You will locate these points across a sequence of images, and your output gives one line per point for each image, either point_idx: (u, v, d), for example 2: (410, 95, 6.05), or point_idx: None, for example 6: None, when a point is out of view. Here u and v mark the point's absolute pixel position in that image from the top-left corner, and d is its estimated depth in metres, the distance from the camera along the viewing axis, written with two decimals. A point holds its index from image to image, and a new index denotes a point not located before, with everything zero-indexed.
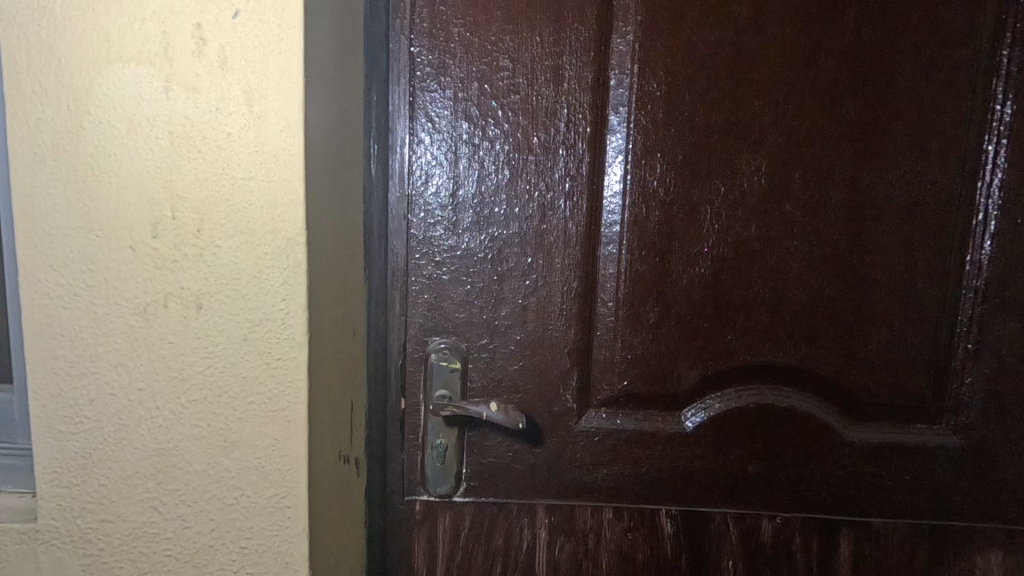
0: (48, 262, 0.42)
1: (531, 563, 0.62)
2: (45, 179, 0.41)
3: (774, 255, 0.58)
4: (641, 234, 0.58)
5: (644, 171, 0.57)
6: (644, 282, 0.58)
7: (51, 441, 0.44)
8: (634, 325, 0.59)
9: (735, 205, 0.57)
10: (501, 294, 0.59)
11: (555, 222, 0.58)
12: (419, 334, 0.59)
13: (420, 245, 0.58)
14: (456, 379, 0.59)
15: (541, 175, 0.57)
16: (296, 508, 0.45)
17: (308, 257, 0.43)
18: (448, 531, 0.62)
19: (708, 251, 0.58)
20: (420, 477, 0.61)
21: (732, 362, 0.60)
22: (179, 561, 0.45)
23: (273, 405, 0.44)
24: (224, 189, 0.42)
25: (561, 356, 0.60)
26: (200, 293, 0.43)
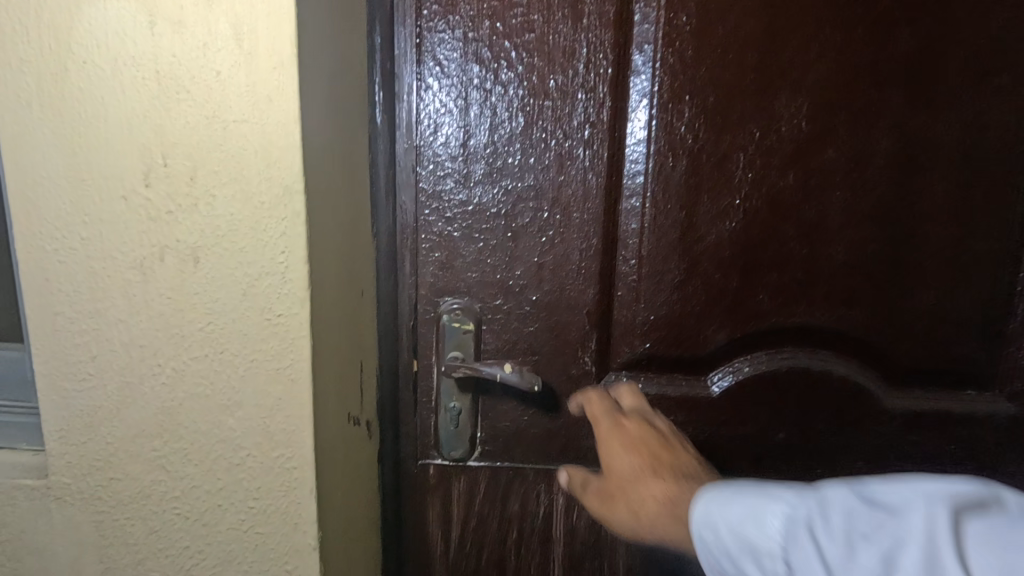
0: (42, 215, 0.41)
1: (548, 528, 0.62)
2: (32, 125, 0.39)
3: (813, 207, 0.53)
4: (667, 186, 0.53)
5: (672, 116, 0.52)
6: (670, 238, 0.54)
7: (57, 398, 0.43)
8: (658, 284, 0.56)
9: (771, 152, 0.52)
10: (515, 252, 0.55)
11: (573, 175, 0.54)
12: (430, 294, 0.57)
13: (429, 200, 0.55)
14: (469, 340, 0.57)
15: (558, 123, 0.53)
16: (302, 469, 0.44)
17: (307, 206, 0.40)
18: (464, 495, 0.61)
19: (739, 204, 0.53)
20: (433, 441, 0.60)
21: (763, 324, 0.56)
22: (189, 520, 0.45)
23: (276, 363, 0.42)
24: (216, 134, 0.39)
25: (579, 317, 0.57)
26: (197, 246, 0.41)
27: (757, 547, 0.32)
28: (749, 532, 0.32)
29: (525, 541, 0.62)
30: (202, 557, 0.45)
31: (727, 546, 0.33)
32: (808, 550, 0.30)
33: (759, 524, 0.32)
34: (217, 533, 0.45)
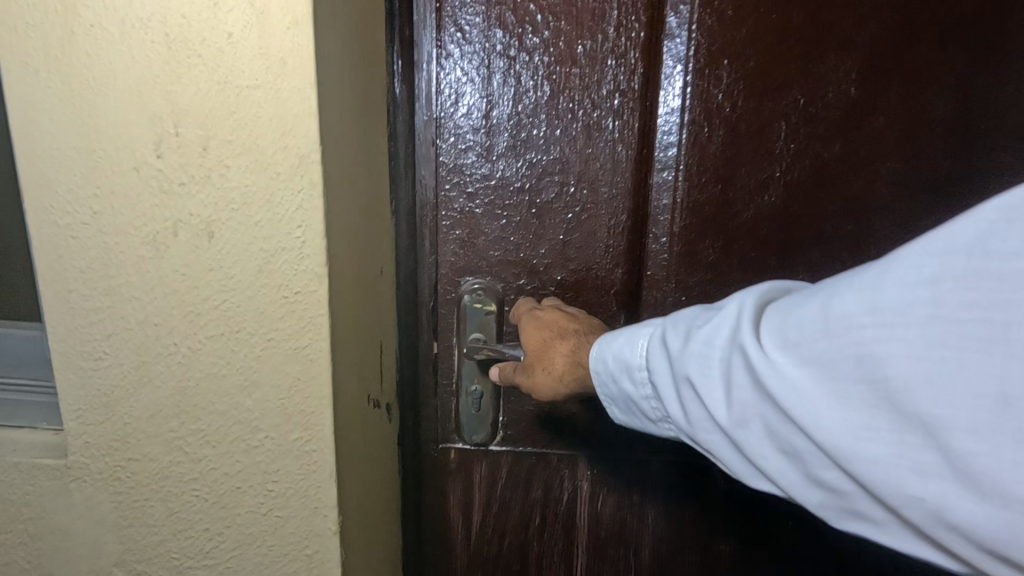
0: (54, 188, 0.39)
1: (572, 514, 0.60)
2: (40, 93, 0.38)
3: (860, 180, 0.50)
4: (701, 158, 0.50)
5: (708, 83, 0.49)
6: (704, 214, 0.51)
7: (73, 377, 0.42)
8: (691, 264, 0.53)
9: (815, 120, 0.49)
10: (540, 228, 0.53)
11: (600, 147, 0.51)
12: (451, 274, 0.55)
13: (450, 174, 0.52)
14: (491, 322, 0.55)
15: (585, 91, 0.50)
16: (322, 452, 0.42)
17: (324, 177, 0.38)
18: (485, 480, 0.59)
19: (780, 176, 0.50)
20: (454, 424, 0.58)
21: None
22: (208, 502, 0.44)
23: (293, 342, 0.41)
24: (229, 101, 0.37)
25: (606, 297, 0.54)
26: (211, 220, 0.39)
27: (627, 364, 0.41)
28: (621, 350, 0.42)
29: (548, 527, 0.61)
30: (221, 539, 0.45)
31: (609, 369, 0.42)
32: (658, 353, 0.39)
33: (628, 345, 0.41)
34: (235, 516, 0.44)
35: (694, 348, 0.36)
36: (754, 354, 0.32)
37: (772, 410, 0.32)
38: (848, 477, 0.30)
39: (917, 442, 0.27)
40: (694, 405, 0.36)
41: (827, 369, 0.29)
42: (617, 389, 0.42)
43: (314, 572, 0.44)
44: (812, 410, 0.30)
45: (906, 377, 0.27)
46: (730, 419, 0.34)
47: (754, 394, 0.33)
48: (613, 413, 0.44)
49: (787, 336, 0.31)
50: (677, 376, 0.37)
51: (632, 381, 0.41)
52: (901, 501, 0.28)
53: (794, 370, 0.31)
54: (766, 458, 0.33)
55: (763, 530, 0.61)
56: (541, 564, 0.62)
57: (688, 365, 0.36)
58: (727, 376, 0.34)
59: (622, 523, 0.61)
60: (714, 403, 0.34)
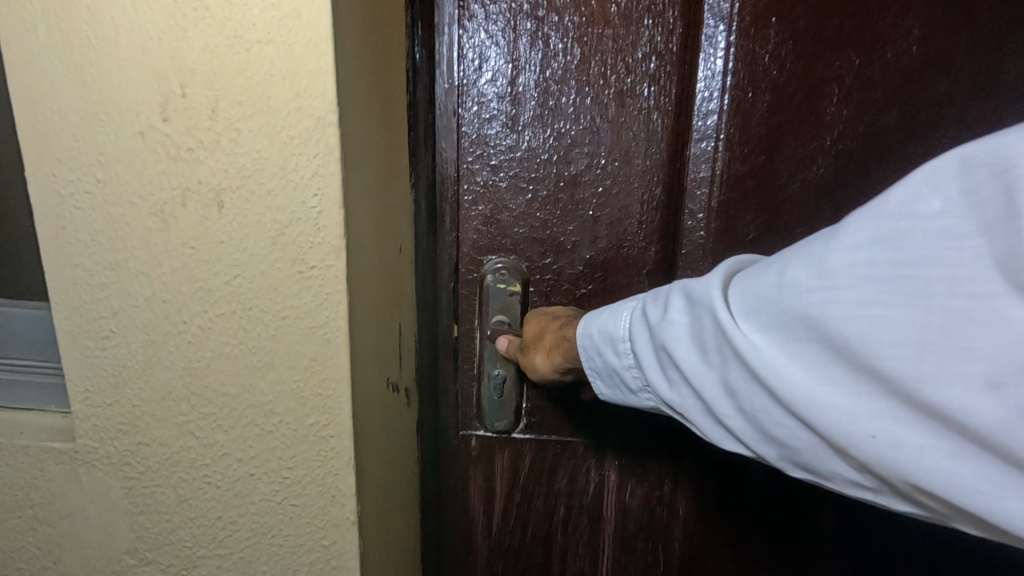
0: (55, 156, 0.37)
1: (598, 507, 0.58)
2: (39, 51, 0.35)
3: (921, 149, 0.47)
4: (745, 127, 0.47)
5: (754, 45, 0.45)
6: (746, 187, 0.48)
7: (80, 357, 0.40)
8: (731, 242, 0.49)
9: (871, 84, 0.46)
10: (568, 204, 0.50)
11: (633, 115, 0.48)
12: (473, 253, 0.52)
13: (473, 146, 0.49)
14: (515, 303, 0.52)
15: (618, 55, 0.47)
16: (340, 438, 0.40)
17: (342, 142, 0.35)
18: (508, 470, 0.57)
19: (831, 146, 0.47)
20: (476, 411, 0.55)
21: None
22: (220, 490, 0.42)
23: (309, 321, 0.38)
24: (239, 58, 0.34)
25: (638, 278, 0.51)
26: (221, 189, 0.36)
27: (612, 335, 0.41)
28: (607, 323, 0.42)
29: (572, 519, 0.58)
30: (234, 528, 0.42)
31: (595, 341, 0.42)
32: (638, 322, 0.39)
33: (612, 316, 0.42)
34: (249, 504, 0.42)
35: (668, 314, 0.36)
36: (724, 316, 0.33)
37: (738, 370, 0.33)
38: (806, 430, 0.31)
39: (864, 390, 0.29)
40: (671, 370, 0.37)
41: (789, 326, 0.30)
42: (603, 361, 0.42)
43: (332, 564, 0.42)
44: (775, 365, 0.31)
45: (859, 328, 0.28)
46: (702, 382, 0.35)
47: (723, 355, 0.33)
48: (601, 387, 0.44)
49: (753, 299, 0.32)
50: (655, 342, 0.37)
51: (616, 351, 0.41)
52: (848, 446, 0.29)
53: (759, 330, 0.32)
54: (734, 416, 0.35)
55: (802, 527, 0.57)
56: (566, 557, 0.59)
57: (660, 328, 0.37)
58: (699, 340, 0.35)
59: (651, 516, 0.58)
60: (688, 367, 0.35)
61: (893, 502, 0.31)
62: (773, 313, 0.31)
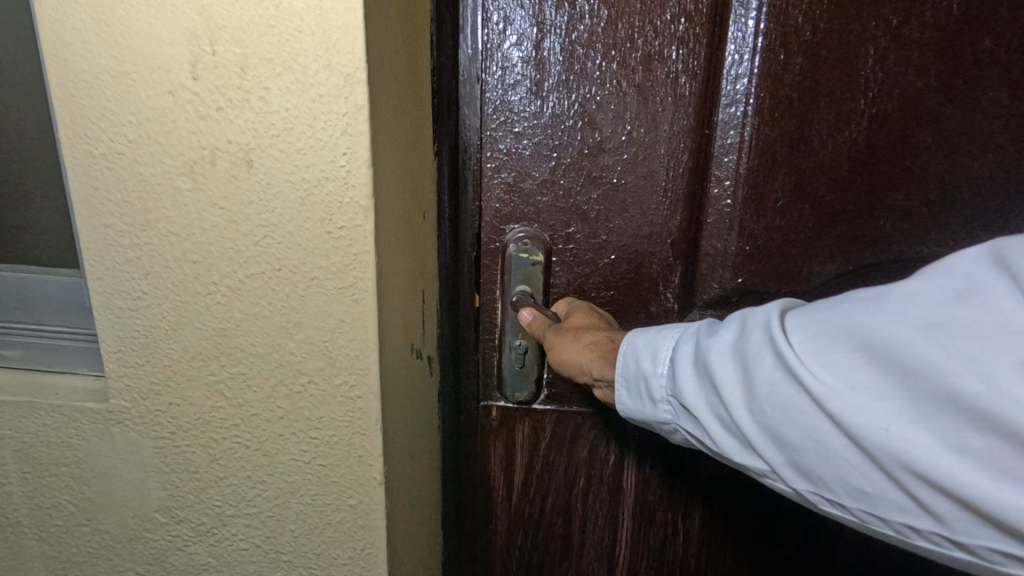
0: (87, 115, 0.37)
1: (618, 478, 0.58)
2: (69, 9, 0.35)
3: (957, 112, 0.47)
4: (777, 90, 0.47)
5: (786, 4, 0.45)
6: (776, 151, 0.48)
7: (112, 317, 0.41)
8: (759, 209, 0.49)
9: (908, 44, 0.46)
10: (592, 172, 0.49)
11: (660, 78, 0.47)
12: (495, 222, 0.51)
13: (497, 112, 0.49)
14: (537, 272, 0.52)
15: (648, 18, 0.46)
16: (366, 399, 0.40)
17: (370, 99, 0.35)
18: (529, 440, 0.57)
19: (866, 108, 0.47)
20: (496, 382, 0.56)
21: (881, 257, 0.50)
22: (249, 449, 0.42)
23: (338, 282, 0.38)
24: (268, 13, 0.34)
25: (662, 248, 0.51)
26: (250, 148, 0.36)
27: (650, 343, 0.41)
28: (650, 334, 0.42)
29: (592, 490, 0.58)
30: (263, 487, 0.43)
31: (628, 347, 0.42)
32: (682, 333, 0.40)
33: (653, 328, 0.42)
34: (278, 464, 0.42)
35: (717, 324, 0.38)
36: (772, 324, 0.34)
37: (779, 377, 0.33)
38: (825, 430, 0.31)
39: (887, 390, 0.29)
40: (703, 375, 0.37)
41: (829, 332, 0.31)
42: (631, 368, 0.42)
43: (359, 522, 0.43)
44: (805, 361, 0.32)
45: (894, 328, 0.29)
46: (730, 384, 0.35)
47: (758, 356, 0.34)
48: (621, 399, 0.43)
49: (803, 312, 0.34)
50: (694, 348, 0.38)
51: (650, 359, 0.41)
52: (862, 441, 0.30)
53: (798, 336, 0.33)
54: (757, 424, 0.34)
55: None
56: (585, 527, 0.59)
57: (704, 336, 0.38)
58: (740, 344, 0.35)
59: (672, 488, 0.58)
60: (719, 368, 0.36)
61: (893, 512, 0.31)
62: (817, 321, 0.32)
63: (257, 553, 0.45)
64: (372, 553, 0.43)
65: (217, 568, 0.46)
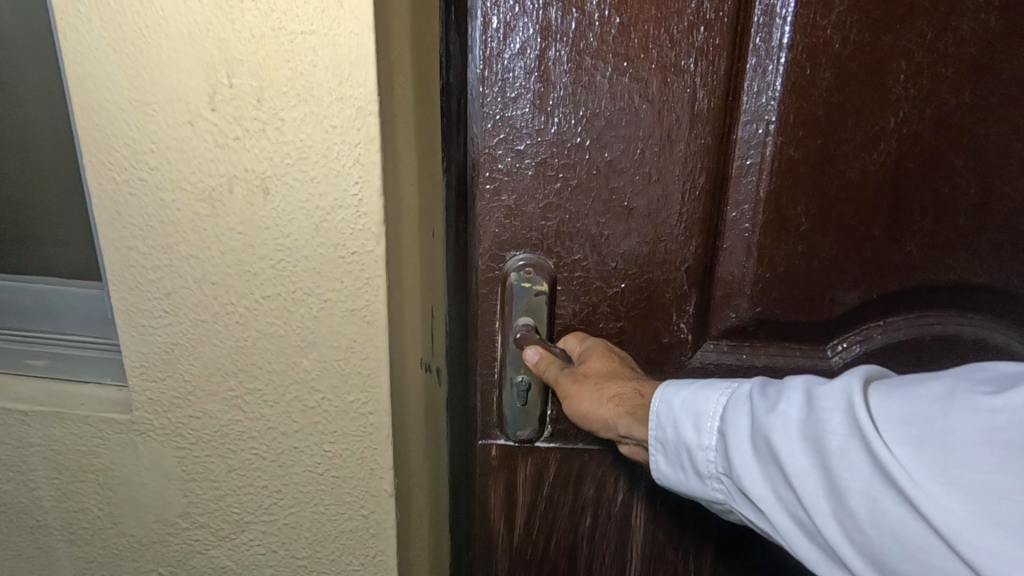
0: (111, 143, 0.38)
1: (626, 516, 0.59)
2: (93, 43, 0.37)
3: (992, 131, 0.50)
4: (803, 105, 0.49)
5: (816, 15, 0.47)
6: (804, 171, 0.50)
7: (134, 334, 0.42)
8: (780, 234, 0.52)
9: (943, 58, 0.48)
10: (597, 190, 0.50)
11: (676, 94, 0.48)
12: (495, 249, 0.51)
13: (496, 128, 0.48)
14: (540, 302, 0.52)
15: (665, 27, 0.46)
16: (378, 415, 0.42)
17: (382, 130, 0.36)
18: (530, 473, 0.57)
19: (897, 129, 0.50)
20: (497, 420, 0.55)
21: (894, 277, 0.54)
22: (266, 460, 0.44)
23: (350, 303, 0.40)
24: (284, 48, 0.35)
25: (677, 275, 0.53)
26: (267, 176, 0.38)
27: (694, 411, 0.39)
28: (689, 394, 0.40)
29: (598, 529, 0.59)
30: (279, 496, 0.45)
31: (666, 412, 0.40)
32: (732, 404, 0.37)
33: (698, 393, 0.39)
34: (293, 474, 0.44)
35: (777, 403, 0.34)
36: (852, 416, 0.31)
37: (872, 482, 0.30)
38: (937, 556, 0.28)
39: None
40: (768, 463, 0.34)
41: (925, 438, 0.28)
42: (674, 436, 0.40)
43: (370, 532, 0.45)
44: (908, 472, 0.28)
45: None
46: (808, 482, 0.32)
47: (843, 455, 0.31)
48: (659, 466, 0.41)
49: (887, 403, 0.30)
50: (752, 429, 0.35)
51: (695, 430, 0.39)
52: None
53: (893, 439, 0.29)
54: (844, 530, 0.31)
55: None
56: (591, 566, 0.61)
57: (764, 413, 0.35)
58: (815, 434, 0.32)
59: (679, 505, 0.59)
60: (792, 461, 0.33)
61: None
62: (908, 421, 0.29)
63: (274, 557, 0.47)
64: (382, 560, 0.45)
65: (236, 571, 0.48)
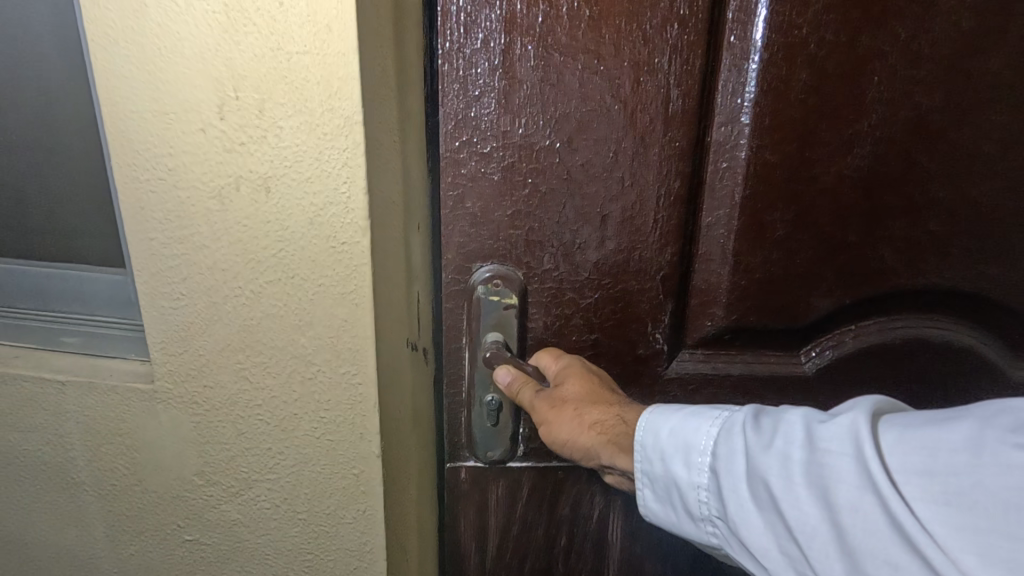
0: (134, 149, 0.44)
1: (599, 529, 0.65)
2: (119, 61, 0.42)
3: (960, 136, 0.55)
4: (779, 107, 0.53)
5: (792, 14, 0.51)
6: (779, 174, 0.55)
7: (156, 314, 0.49)
8: (758, 242, 0.57)
9: (917, 62, 0.53)
10: (555, 191, 0.54)
11: (649, 93, 0.52)
12: (460, 263, 0.55)
13: (458, 130, 0.51)
14: (509, 316, 0.57)
15: (637, 24, 0.50)
16: (366, 385, 0.48)
17: (366, 137, 0.42)
18: (502, 473, 0.62)
19: (871, 132, 0.54)
20: (467, 441, 0.61)
21: (859, 276, 0.59)
22: (269, 425, 0.50)
23: (340, 288, 0.46)
24: (281, 66, 0.41)
25: (651, 285, 0.58)
26: (268, 176, 0.43)
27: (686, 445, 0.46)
28: (694, 430, 0.46)
29: (573, 544, 0.65)
30: (282, 456, 0.51)
31: (660, 443, 0.48)
32: (727, 439, 0.44)
33: (689, 425, 0.47)
34: (294, 438, 0.51)
35: (772, 443, 0.41)
36: (853, 465, 0.36)
37: (879, 527, 0.35)
38: None
39: None
40: (773, 506, 0.40)
41: (947, 490, 0.33)
42: (678, 470, 0.46)
43: (360, 489, 0.51)
44: (918, 524, 0.33)
45: None
46: (815, 528, 0.38)
47: (853, 505, 0.36)
48: (647, 499, 0.50)
49: (898, 451, 0.35)
50: (750, 469, 0.41)
51: (688, 464, 0.46)
52: None
53: (912, 494, 0.34)
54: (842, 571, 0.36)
55: None
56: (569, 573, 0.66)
57: (768, 457, 0.40)
58: (819, 481, 0.38)
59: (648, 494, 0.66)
60: (802, 505, 0.38)
61: None
62: (928, 473, 0.34)
63: (278, 511, 0.53)
64: (371, 515, 0.52)
65: (244, 523, 0.54)
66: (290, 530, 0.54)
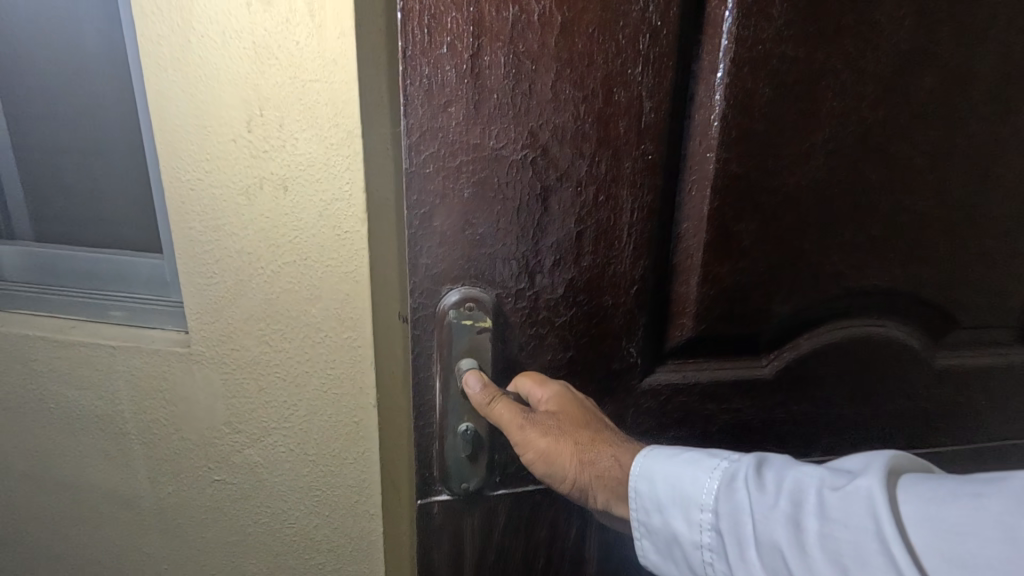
0: (176, 155, 0.55)
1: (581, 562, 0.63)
2: (167, 85, 0.53)
3: (905, 149, 0.56)
4: (745, 121, 0.51)
5: (757, 28, 0.49)
6: (742, 185, 0.53)
7: (193, 289, 0.59)
8: (724, 253, 0.56)
9: (864, 77, 0.53)
10: (528, 212, 0.50)
11: (621, 105, 0.49)
12: (427, 284, 0.50)
13: (421, 140, 0.46)
14: (482, 339, 0.52)
15: (610, 34, 0.46)
16: (365, 347, 0.60)
17: (363, 147, 0.53)
18: (472, 513, 0.57)
19: (822, 145, 0.54)
20: (439, 473, 0.55)
21: (820, 285, 0.59)
22: (285, 381, 0.62)
23: (343, 267, 0.57)
24: (297, 90, 0.51)
25: (625, 298, 0.55)
26: (286, 176, 0.54)
27: (686, 499, 0.44)
28: (688, 484, 0.45)
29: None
30: (295, 408, 0.62)
31: (657, 493, 0.46)
32: (728, 496, 0.42)
33: (688, 480, 0.45)
34: (305, 391, 0.62)
35: (777, 505, 0.39)
36: (875, 542, 0.34)
37: None
38: None
39: None
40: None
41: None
42: (667, 525, 0.45)
43: (360, 434, 0.63)
44: None
45: None
46: None
47: None
48: (647, 551, 0.48)
49: (919, 527, 0.33)
50: (756, 532, 0.39)
51: (688, 520, 0.44)
52: None
53: None
54: None
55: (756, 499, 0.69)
56: None
57: (762, 515, 0.39)
58: (833, 551, 0.35)
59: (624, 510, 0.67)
60: None
61: None
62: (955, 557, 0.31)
63: (292, 454, 0.64)
64: (369, 453, 0.64)
65: (263, 465, 0.65)
66: (301, 470, 0.65)
